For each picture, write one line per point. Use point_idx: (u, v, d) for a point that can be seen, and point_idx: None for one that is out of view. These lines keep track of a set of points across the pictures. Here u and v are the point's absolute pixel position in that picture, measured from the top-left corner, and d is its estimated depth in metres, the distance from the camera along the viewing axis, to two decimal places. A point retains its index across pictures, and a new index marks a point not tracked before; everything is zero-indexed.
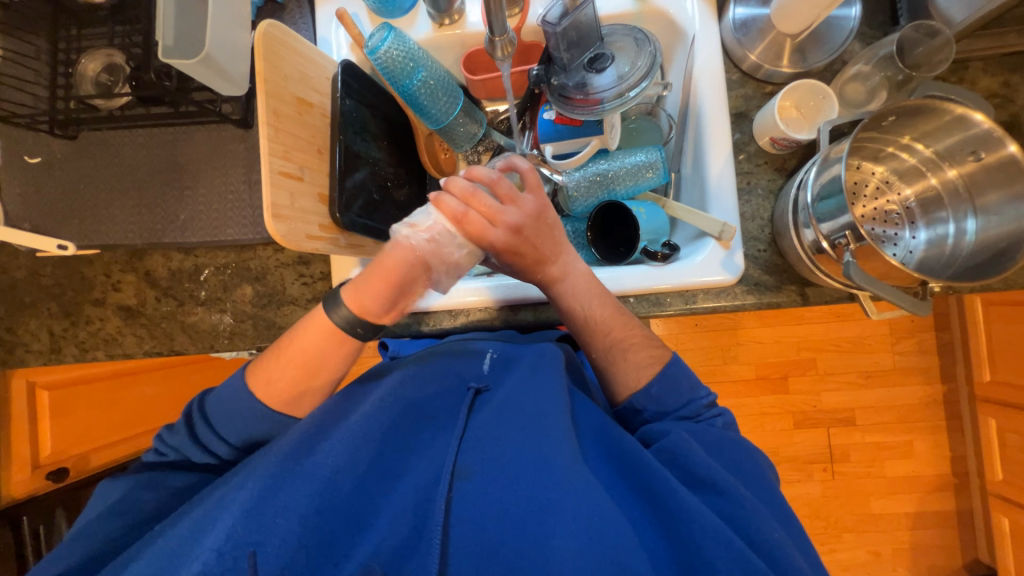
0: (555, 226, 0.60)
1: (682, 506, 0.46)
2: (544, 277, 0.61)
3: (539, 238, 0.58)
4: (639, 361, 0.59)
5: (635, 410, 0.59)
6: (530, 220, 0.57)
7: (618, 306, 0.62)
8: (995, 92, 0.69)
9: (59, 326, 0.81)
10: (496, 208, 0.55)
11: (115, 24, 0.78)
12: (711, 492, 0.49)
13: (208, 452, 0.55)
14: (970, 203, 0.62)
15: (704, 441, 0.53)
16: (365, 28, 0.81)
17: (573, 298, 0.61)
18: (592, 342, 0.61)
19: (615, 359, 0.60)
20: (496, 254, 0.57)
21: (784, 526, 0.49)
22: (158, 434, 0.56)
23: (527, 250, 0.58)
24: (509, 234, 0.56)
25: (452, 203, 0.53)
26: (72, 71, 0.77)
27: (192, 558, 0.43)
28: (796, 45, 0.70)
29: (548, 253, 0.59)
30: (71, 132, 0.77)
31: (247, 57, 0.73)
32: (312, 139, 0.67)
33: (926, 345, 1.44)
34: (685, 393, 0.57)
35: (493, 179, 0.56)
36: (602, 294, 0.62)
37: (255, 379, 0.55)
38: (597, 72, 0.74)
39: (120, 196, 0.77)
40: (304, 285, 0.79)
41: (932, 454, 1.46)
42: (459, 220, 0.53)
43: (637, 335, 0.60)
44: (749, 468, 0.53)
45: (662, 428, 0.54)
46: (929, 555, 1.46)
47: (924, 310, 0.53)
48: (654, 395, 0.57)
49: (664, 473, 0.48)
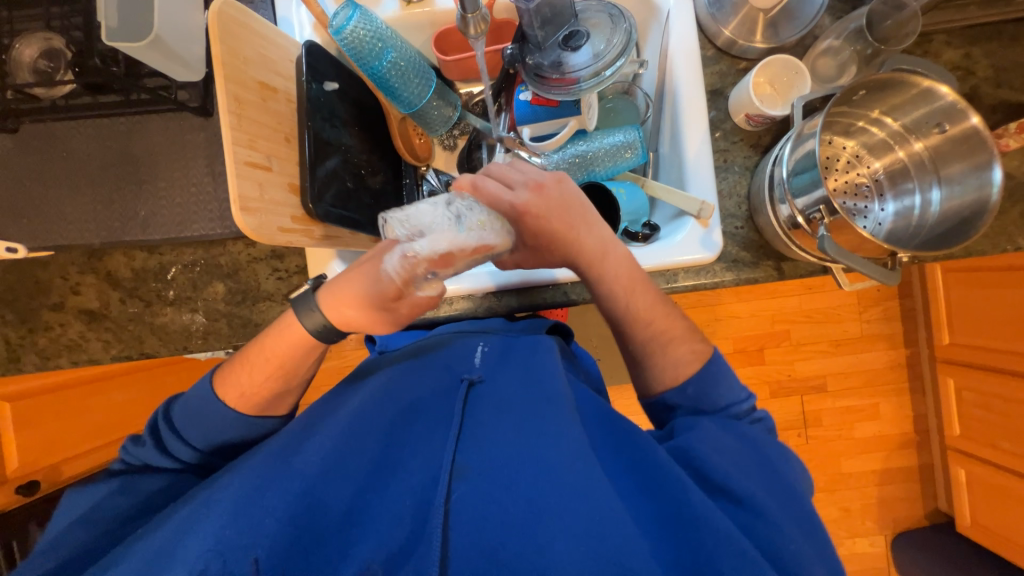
0: (577, 195, 0.62)
1: (694, 508, 0.46)
2: (577, 250, 0.60)
3: (562, 202, 0.60)
4: (680, 357, 0.58)
5: (666, 406, 0.59)
6: (549, 184, 0.61)
7: (657, 293, 0.61)
8: (957, 64, 0.71)
9: (15, 334, 0.76)
10: (511, 175, 0.60)
11: (50, 5, 0.71)
12: (726, 498, 0.49)
13: (173, 459, 0.55)
14: (934, 174, 0.64)
15: (737, 436, 0.53)
16: (328, 6, 0.77)
17: (614, 281, 0.60)
18: (632, 333, 0.61)
19: (653, 352, 0.60)
20: (520, 217, 0.58)
21: (807, 536, 0.48)
22: (123, 446, 0.56)
23: (551, 211, 0.59)
24: (530, 193, 0.59)
25: (467, 177, 0.58)
26: (6, 57, 0.70)
27: (178, 560, 0.40)
28: (769, 20, 0.71)
29: (576, 218, 0.60)
30: (10, 124, 0.71)
31: (202, 39, 0.69)
32: (278, 126, 0.64)
33: (891, 312, 1.51)
34: (726, 395, 0.57)
35: (504, 162, 0.63)
36: (641, 281, 0.61)
37: (219, 381, 0.56)
38: (573, 50, 0.72)
39: (72, 193, 0.72)
40: (279, 280, 0.76)
41: (896, 414, 1.55)
42: (475, 187, 0.57)
43: (679, 329, 0.60)
44: (778, 471, 0.52)
45: (688, 423, 0.55)
46: (895, 508, 1.56)
47: (893, 280, 0.55)
48: (692, 395, 0.57)
49: (675, 472, 0.49)
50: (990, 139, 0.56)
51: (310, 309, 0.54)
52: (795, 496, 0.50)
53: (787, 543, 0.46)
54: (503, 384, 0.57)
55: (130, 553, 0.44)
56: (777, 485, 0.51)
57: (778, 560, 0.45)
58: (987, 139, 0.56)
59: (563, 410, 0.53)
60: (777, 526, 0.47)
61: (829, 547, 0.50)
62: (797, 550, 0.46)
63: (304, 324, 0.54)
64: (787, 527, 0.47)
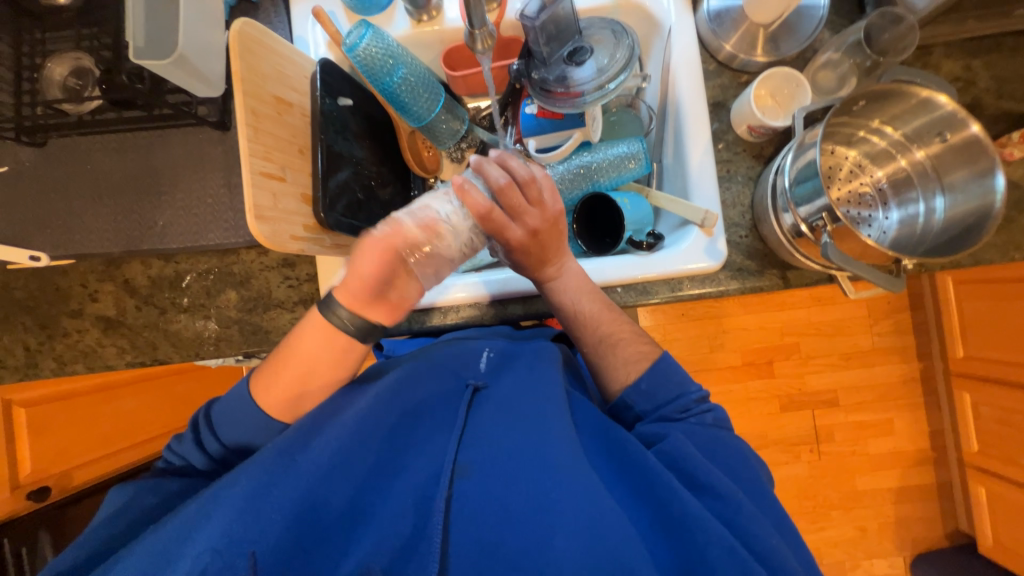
0: (565, 233, 0.61)
1: (686, 511, 0.46)
2: (538, 275, 0.62)
3: (550, 241, 0.60)
4: (628, 356, 0.60)
5: (626, 406, 0.60)
6: (546, 224, 0.59)
7: (606, 302, 0.63)
8: (957, 76, 0.71)
9: (35, 340, 0.78)
10: (522, 206, 0.56)
11: (81, 26, 0.75)
12: (708, 495, 0.49)
13: (205, 454, 0.56)
14: (937, 181, 0.65)
15: (700, 441, 0.54)
16: (342, 26, 0.80)
17: (564, 294, 0.62)
18: (581, 335, 0.63)
19: (603, 353, 0.61)
20: (506, 248, 0.58)
21: (788, 540, 0.49)
22: (168, 446, 0.58)
23: (533, 252, 0.59)
24: (525, 235, 0.57)
25: (480, 199, 0.53)
26: (38, 76, 0.75)
27: (186, 555, 0.42)
28: (769, 36, 0.72)
29: (553, 255, 0.61)
30: (39, 139, 0.74)
31: (223, 56, 0.72)
32: (293, 139, 0.66)
33: (902, 325, 1.49)
34: (674, 387, 0.58)
35: (524, 178, 0.56)
36: (590, 290, 0.63)
37: (258, 386, 0.54)
38: (577, 65, 0.75)
39: (95, 203, 0.75)
40: (290, 288, 0.78)
41: (912, 429, 1.51)
42: (482, 217, 0.54)
43: (626, 330, 0.62)
44: (741, 471, 0.53)
45: (660, 430, 0.55)
46: (913, 527, 1.51)
47: (899, 286, 0.55)
48: (644, 390, 0.58)
49: (669, 477, 0.48)
50: (991, 146, 0.57)
51: (332, 306, 0.52)
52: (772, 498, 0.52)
53: (780, 551, 0.46)
54: (506, 389, 0.58)
55: (135, 548, 0.44)
56: (754, 487, 0.52)
57: (768, 562, 0.45)
58: (988, 146, 0.57)
59: (563, 414, 0.53)
60: (762, 525, 0.47)
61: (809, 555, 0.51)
62: (785, 554, 0.47)
63: (327, 322, 0.52)
64: (770, 528, 0.47)
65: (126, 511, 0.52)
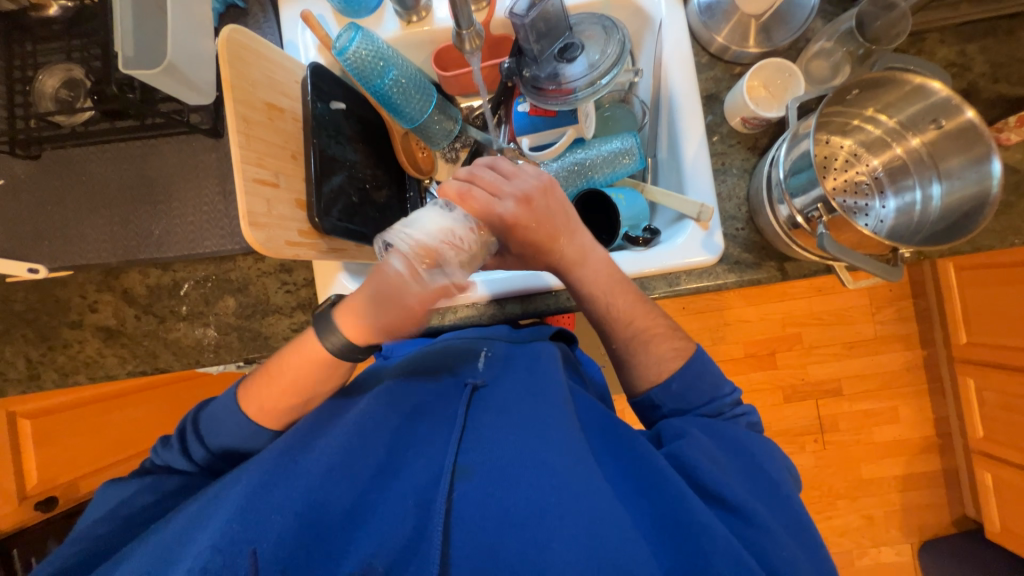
0: (564, 203, 0.60)
1: (694, 517, 0.46)
2: (563, 260, 0.60)
3: (548, 210, 0.59)
4: (662, 354, 0.59)
5: (653, 405, 0.60)
6: (536, 192, 0.58)
7: (636, 293, 0.62)
8: (952, 61, 0.71)
9: (36, 352, 0.78)
10: (500, 181, 0.57)
11: (71, 38, 0.75)
12: (724, 508, 0.49)
13: (206, 452, 0.56)
14: (934, 169, 0.64)
15: (719, 439, 0.54)
16: (331, 29, 0.80)
17: (592, 284, 0.61)
18: (613, 331, 0.62)
19: (635, 351, 0.60)
20: (507, 229, 0.57)
21: (794, 537, 0.48)
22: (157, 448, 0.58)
23: (538, 223, 0.58)
24: (517, 205, 0.56)
25: (454, 185, 0.55)
26: (30, 89, 0.74)
27: (187, 554, 0.42)
28: (762, 25, 0.72)
29: (559, 225, 0.59)
30: (33, 151, 0.75)
31: (213, 64, 0.72)
32: (286, 144, 0.66)
33: (904, 312, 1.49)
34: (708, 391, 0.58)
35: (495, 163, 0.59)
36: (620, 280, 0.62)
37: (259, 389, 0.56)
38: (568, 62, 0.74)
39: (91, 215, 0.75)
40: (288, 293, 0.78)
41: (916, 417, 1.51)
42: (463, 198, 0.55)
43: (661, 326, 0.61)
44: (756, 469, 0.52)
45: (679, 429, 0.55)
46: (920, 515, 1.51)
47: (896, 276, 0.55)
48: (675, 391, 0.58)
49: (673, 480, 0.48)
50: (986, 132, 0.56)
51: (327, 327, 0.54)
52: (778, 494, 0.51)
53: (788, 555, 0.46)
54: (506, 388, 0.58)
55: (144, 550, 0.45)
56: (765, 490, 0.51)
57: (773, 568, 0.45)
58: (983, 133, 0.56)
59: (562, 412, 0.54)
60: (774, 534, 0.47)
61: (820, 551, 0.49)
62: (788, 551, 0.46)
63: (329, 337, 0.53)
64: (784, 536, 0.47)
65: (131, 520, 0.52)
